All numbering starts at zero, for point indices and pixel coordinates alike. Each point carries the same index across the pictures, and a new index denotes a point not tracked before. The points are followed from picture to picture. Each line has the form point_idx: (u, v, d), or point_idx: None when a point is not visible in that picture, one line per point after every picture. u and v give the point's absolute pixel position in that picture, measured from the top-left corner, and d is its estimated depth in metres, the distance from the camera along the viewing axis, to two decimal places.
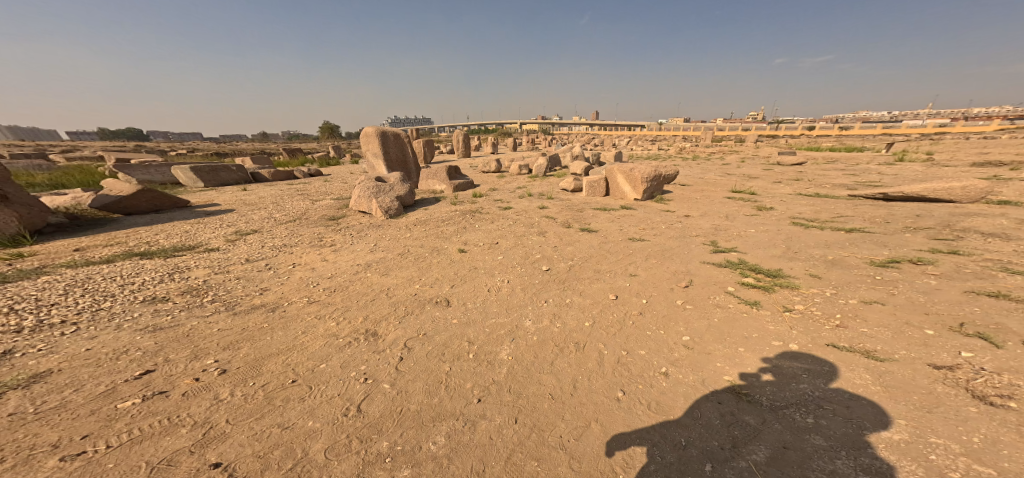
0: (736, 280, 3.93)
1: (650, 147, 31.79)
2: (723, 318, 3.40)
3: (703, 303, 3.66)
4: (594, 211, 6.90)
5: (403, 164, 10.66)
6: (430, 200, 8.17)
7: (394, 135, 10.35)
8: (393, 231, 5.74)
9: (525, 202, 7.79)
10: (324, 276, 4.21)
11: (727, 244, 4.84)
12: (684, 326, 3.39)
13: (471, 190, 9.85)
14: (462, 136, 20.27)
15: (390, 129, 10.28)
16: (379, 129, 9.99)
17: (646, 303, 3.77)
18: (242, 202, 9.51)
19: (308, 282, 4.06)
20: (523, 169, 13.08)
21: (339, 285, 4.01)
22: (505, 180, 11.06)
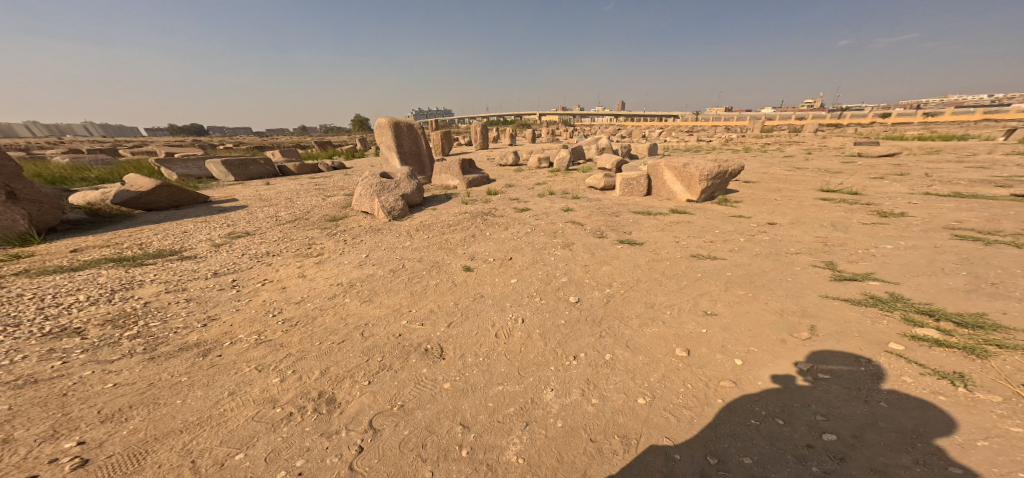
0: (896, 331, 2.46)
1: (690, 137, 29.03)
2: (907, 404, 1.95)
3: (848, 370, 2.25)
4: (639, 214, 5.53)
5: (417, 156, 10.01)
6: (443, 199, 7.19)
7: (410, 126, 9.70)
8: (392, 238, 4.80)
9: (552, 202, 6.55)
10: (289, 299, 3.36)
11: (856, 267, 3.31)
12: (827, 409, 2.00)
13: (487, 185, 8.82)
14: (484, 128, 19.26)
15: (405, 120, 9.62)
16: (394, 120, 9.35)
17: (741, 365, 2.42)
18: (258, 198, 9.10)
19: (269, 311, 3.20)
20: (544, 162, 11.78)
21: (302, 316, 3.15)
22: (529, 175, 9.81)
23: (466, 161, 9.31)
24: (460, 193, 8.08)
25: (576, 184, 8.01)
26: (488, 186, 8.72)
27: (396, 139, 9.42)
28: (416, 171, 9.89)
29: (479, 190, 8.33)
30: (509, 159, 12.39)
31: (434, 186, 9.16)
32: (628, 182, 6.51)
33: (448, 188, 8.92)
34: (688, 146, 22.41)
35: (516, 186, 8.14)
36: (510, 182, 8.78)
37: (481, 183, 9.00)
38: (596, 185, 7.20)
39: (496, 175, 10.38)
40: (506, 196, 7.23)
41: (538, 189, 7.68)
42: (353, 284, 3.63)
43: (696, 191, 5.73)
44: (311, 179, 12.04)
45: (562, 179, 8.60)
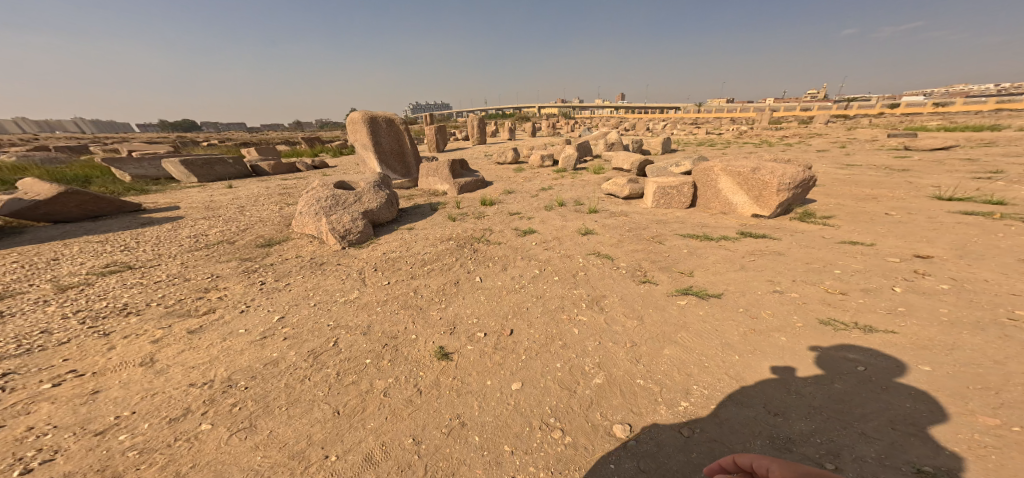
0: None
1: (698, 130, 27.38)
2: None
3: None
4: (690, 237, 3.98)
5: (399, 156, 8.33)
6: (423, 211, 5.63)
7: (390, 120, 8.01)
8: (334, 286, 3.32)
9: (565, 218, 4.97)
10: (87, 424, 1.89)
11: None
12: None
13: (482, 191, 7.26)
14: (479, 121, 17.50)
15: (385, 114, 7.93)
16: (370, 113, 7.66)
17: None
18: (200, 207, 7.43)
19: (23, 460, 1.69)
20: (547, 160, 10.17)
21: (89, 467, 1.69)
22: (532, 177, 8.16)
23: (456, 161, 7.69)
24: (448, 201, 6.50)
25: (592, 189, 6.41)
26: (482, 192, 7.12)
27: (372, 137, 7.73)
28: (398, 174, 8.23)
29: (471, 197, 6.72)
30: (508, 156, 10.72)
31: (418, 192, 7.55)
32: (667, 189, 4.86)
33: (434, 194, 7.31)
34: (702, 139, 20.61)
35: (517, 193, 6.55)
36: (510, 187, 7.18)
37: (474, 189, 7.41)
38: (620, 191, 5.60)
39: (493, 176, 8.76)
40: (505, 206, 5.65)
41: (545, 197, 6.10)
42: (231, 389, 2.19)
43: (770, 204, 4.10)
44: (279, 181, 10.37)
45: (572, 182, 7.00)
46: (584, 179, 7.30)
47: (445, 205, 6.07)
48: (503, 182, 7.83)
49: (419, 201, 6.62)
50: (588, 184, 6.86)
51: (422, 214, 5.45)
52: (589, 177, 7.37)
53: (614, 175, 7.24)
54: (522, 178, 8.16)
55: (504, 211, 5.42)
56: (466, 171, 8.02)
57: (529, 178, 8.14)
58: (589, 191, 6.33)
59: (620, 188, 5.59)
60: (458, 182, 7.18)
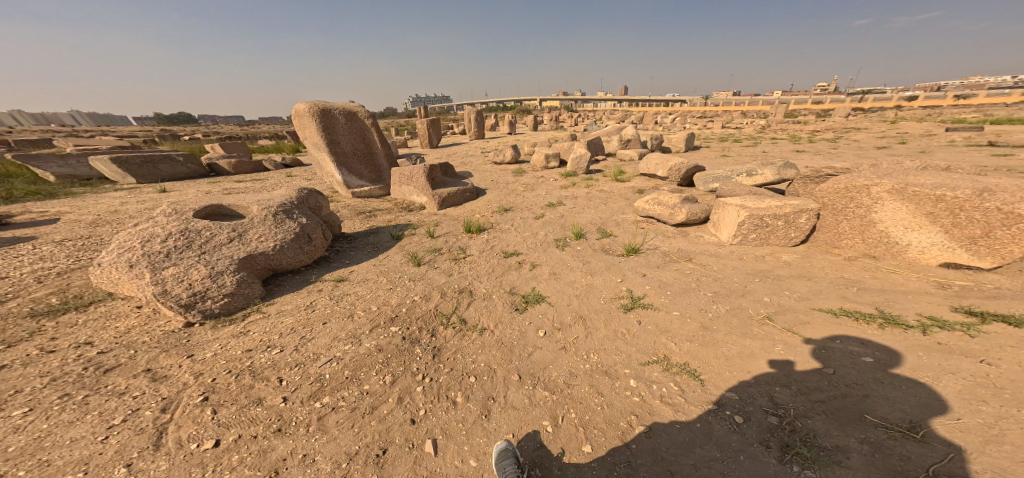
0: None
1: (712, 124, 25.36)
2: None
3: None
4: (840, 323, 2.12)
5: (367, 159, 6.32)
6: (375, 244, 3.79)
7: (350, 113, 5.96)
8: (72, 452, 1.54)
9: (590, 264, 3.13)
10: None
11: None
12: None
13: (470, 205, 5.36)
14: (478, 113, 15.50)
15: (342, 104, 5.89)
16: (321, 103, 5.60)
17: None
18: (84, 217, 5.41)
19: None
20: (556, 158, 8.21)
21: None
22: (538, 184, 6.24)
23: (436, 164, 5.77)
24: (420, 223, 4.62)
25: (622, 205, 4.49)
26: (470, 208, 5.23)
27: (327, 134, 5.67)
28: (367, 182, 6.23)
29: (452, 217, 4.83)
30: (508, 155, 8.74)
31: (385, 205, 5.65)
32: (769, 217, 2.89)
33: (406, 209, 5.41)
34: (726, 134, 18.53)
35: (515, 211, 4.65)
36: (507, 201, 5.28)
37: (461, 203, 5.50)
38: (671, 212, 3.62)
39: (487, 182, 6.83)
40: (498, 238, 3.77)
41: (557, 219, 4.20)
42: None
43: (1013, 251, 2.19)
44: (229, 183, 8.45)
45: (592, 194, 5.09)
46: (608, 187, 5.36)
47: (412, 231, 4.18)
48: (499, 193, 5.92)
49: (381, 221, 4.73)
50: (614, 196, 4.91)
51: (371, 251, 3.62)
52: (614, 186, 5.44)
53: (649, 182, 5.30)
54: (524, 186, 6.23)
55: (496, 247, 3.56)
56: (452, 175, 6.08)
57: (531, 185, 6.22)
58: (618, 208, 4.42)
59: (672, 210, 3.62)
60: (439, 194, 5.28)
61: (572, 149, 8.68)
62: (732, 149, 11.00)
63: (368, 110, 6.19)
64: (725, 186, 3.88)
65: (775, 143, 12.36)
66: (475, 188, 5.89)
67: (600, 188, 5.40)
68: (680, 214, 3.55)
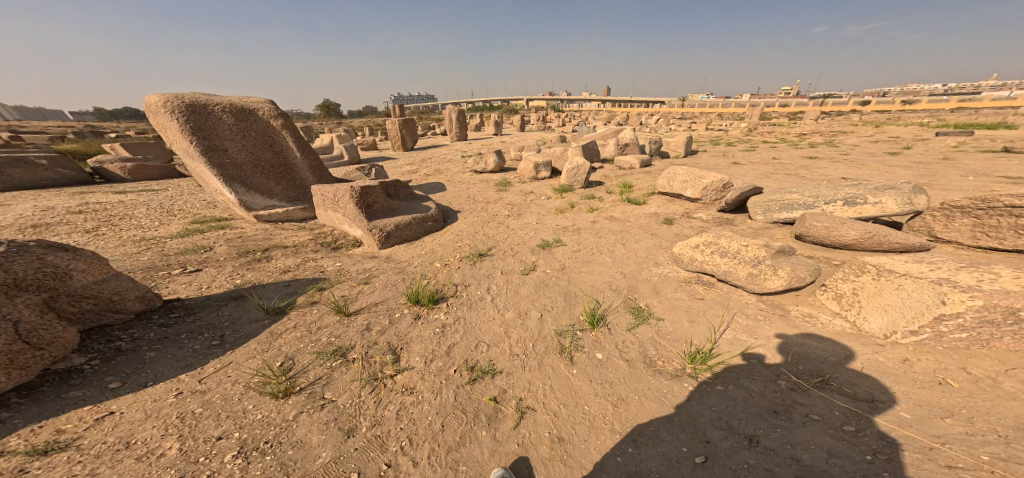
0: None
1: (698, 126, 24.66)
2: None
3: None
4: None
5: (282, 174, 4.43)
6: (211, 333, 2.23)
7: (248, 110, 4.06)
8: None
9: (629, 409, 1.74)
10: None
11: None
12: None
13: (428, 243, 3.74)
14: (456, 113, 13.60)
15: (235, 97, 3.98)
16: (194, 95, 3.68)
17: None
18: None
19: None
20: (547, 168, 6.65)
21: None
22: (525, 206, 4.67)
23: (386, 180, 4.03)
24: (338, 278, 2.98)
25: (647, 249, 3.07)
26: (428, 247, 3.61)
27: (207, 141, 3.76)
28: (283, 206, 4.35)
29: (396, 267, 3.23)
30: (491, 162, 7.08)
31: (299, 238, 3.88)
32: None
33: (325, 245, 3.70)
34: (715, 136, 17.70)
35: (490, 261, 3.14)
36: (482, 236, 3.72)
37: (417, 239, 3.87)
38: (751, 276, 2.26)
39: (456, 200, 5.21)
40: (455, 331, 2.31)
41: (552, 279, 2.74)
42: None
43: None
44: (100, 196, 6.24)
45: (598, 228, 3.67)
46: (617, 215, 3.95)
47: (314, 303, 2.60)
48: (470, 218, 4.33)
49: (274, 274, 3.01)
50: (631, 231, 3.49)
51: (199, 351, 2.08)
52: (627, 211, 4.02)
53: (676, 206, 3.89)
54: (505, 208, 4.68)
55: (455, 354, 2.14)
56: (410, 192, 4.31)
57: (512, 207, 4.68)
58: (643, 253, 3.01)
59: (757, 270, 2.24)
60: (381, 225, 3.56)
61: (564, 157, 7.19)
62: (738, 155, 9.90)
63: (281, 107, 4.30)
64: (817, 224, 2.44)
65: (783, 148, 11.32)
66: (440, 213, 4.23)
67: (608, 216, 3.97)
68: (783, 275, 2.15)
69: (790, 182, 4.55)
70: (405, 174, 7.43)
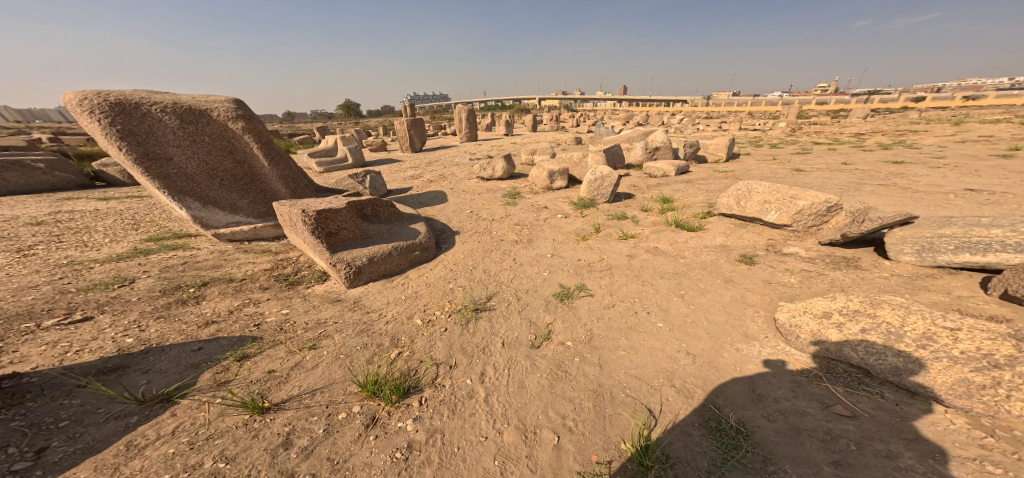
0: None
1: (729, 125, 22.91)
2: None
3: None
4: None
5: (247, 186, 3.66)
6: (23, 444, 1.43)
7: (201, 108, 3.28)
8: None
9: None
10: None
11: None
12: None
13: (414, 282, 2.98)
14: (468, 112, 12.73)
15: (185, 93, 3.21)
16: (127, 93, 2.91)
17: None
18: None
19: None
20: (565, 176, 5.71)
21: None
22: (540, 230, 3.80)
23: (366, 198, 3.21)
24: (277, 339, 2.27)
25: (717, 314, 2.22)
26: (410, 291, 2.87)
27: (144, 147, 3.00)
28: (245, 225, 3.57)
29: (360, 322, 2.52)
30: (500, 168, 6.18)
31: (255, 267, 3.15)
32: None
33: (280, 279, 2.96)
34: (752, 137, 16.09)
35: (486, 321, 2.45)
36: (487, 278, 2.93)
37: (406, 277, 3.07)
38: (977, 387, 1.48)
39: (461, 216, 4.40)
40: (422, 468, 1.55)
41: (574, 368, 2.00)
42: None
43: None
44: (80, 203, 5.72)
45: (651, 268, 2.76)
46: (671, 245, 3.02)
47: (222, 386, 1.87)
48: (473, 246, 3.51)
49: (193, 327, 2.21)
50: (690, 276, 2.59)
51: None
52: (680, 239, 3.07)
53: (750, 235, 2.92)
54: (517, 231, 3.85)
55: None
56: (397, 211, 3.49)
57: (527, 231, 3.84)
58: (710, 323, 2.17)
59: (1001, 380, 1.46)
60: (352, 259, 2.82)
61: (583, 163, 6.21)
62: (786, 158, 8.58)
63: (246, 106, 3.52)
64: None
65: (839, 149, 9.85)
66: (433, 239, 3.45)
67: (653, 248, 3.04)
68: None
69: (889, 201, 3.46)
70: (406, 179, 6.64)
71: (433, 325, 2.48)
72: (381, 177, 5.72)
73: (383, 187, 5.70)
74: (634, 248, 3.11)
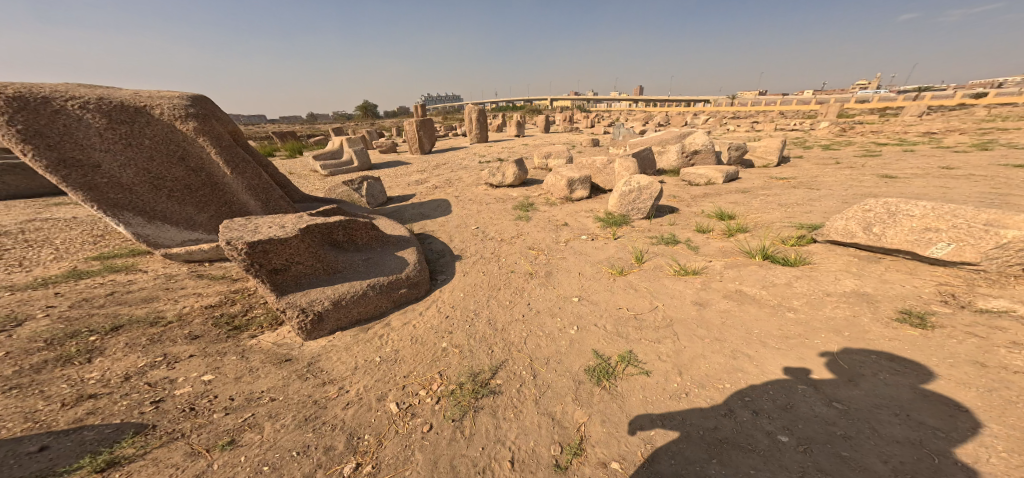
0: None
1: (758, 124, 21.36)
2: None
3: None
4: None
5: (205, 198, 2.95)
6: None
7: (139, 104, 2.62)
8: None
9: None
10: None
11: None
12: None
13: (395, 336, 2.34)
14: (477, 113, 11.96)
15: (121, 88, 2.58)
16: (36, 86, 2.29)
17: None
18: None
19: None
20: (587, 183, 4.84)
21: None
22: (563, 264, 3.05)
23: (336, 217, 2.43)
24: (168, 429, 1.60)
25: (871, 435, 1.39)
26: (391, 350, 2.23)
27: (60, 152, 2.36)
28: (202, 244, 2.91)
29: (308, 404, 1.84)
30: (511, 174, 5.34)
31: (199, 300, 2.48)
32: None
33: (220, 323, 2.30)
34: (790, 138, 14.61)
35: (489, 416, 1.75)
36: (495, 336, 2.27)
37: (392, 329, 2.40)
38: None
39: (469, 236, 3.69)
40: None
41: None
42: None
43: None
44: (59, 209, 5.25)
45: (742, 332, 2.02)
46: (767, 292, 2.27)
47: None
48: (480, 282, 2.80)
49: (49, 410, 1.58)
50: (799, 358, 1.79)
51: None
52: (773, 286, 2.29)
53: (904, 280, 2.12)
54: (534, 262, 3.11)
55: None
56: (380, 232, 2.72)
57: (546, 262, 3.10)
58: (861, 453, 1.34)
59: None
60: (309, 303, 2.12)
61: (608, 169, 5.35)
62: (848, 161, 7.36)
63: (201, 101, 2.84)
64: None
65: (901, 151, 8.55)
66: (426, 271, 2.71)
67: (733, 297, 2.30)
68: None
69: None
70: (410, 185, 5.95)
71: (411, 417, 1.78)
72: (379, 183, 5.05)
73: (381, 194, 5.01)
74: (707, 294, 2.40)
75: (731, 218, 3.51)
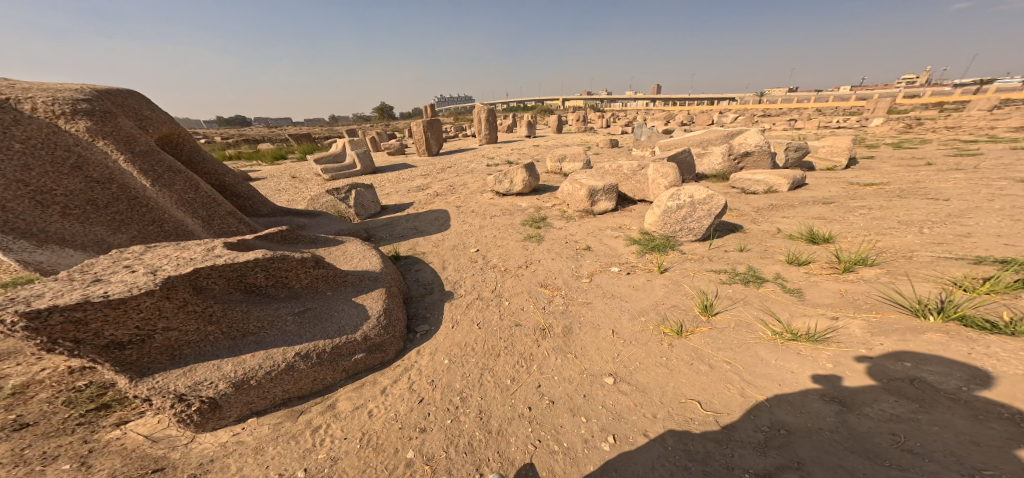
0: None
1: (796, 122, 19.60)
2: None
3: None
4: None
5: (122, 218, 2.08)
6: None
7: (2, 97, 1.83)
8: None
9: None
10: None
11: None
12: None
13: (338, 427, 1.59)
14: (489, 113, 11.18)
15: None
16: None
17: None
18: None
19: None
20: (614, 193, 3.94)
21: None
22: (591, 317, 2.22)
23: (251, 255, 1.70)
24: None
25: None
26: (327, 457, 1.46)
27: None
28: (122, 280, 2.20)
29: None
30: (520, 181, 4.51)
31: (68, 358, 1.80)
32: None
33: (81, 402, 1.59)
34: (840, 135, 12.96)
35: None
36: (488, 446, 1.49)
37: (337, 418, 1.64)
38: None
39: (468, 266, 2.94)
40: None
41: None
42: None
43: None
44: None
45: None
46: (980, 390, 1.28)
47: None
48: (472, 342, 2.12)
49: None
50: None
51: None
52: (987, 380, 1.29)
53: None
54: (548, 310, 2.32)
55: None
56: (329, 270, 2.03)
57: (567, 310, 2.30)
58: None
59: None
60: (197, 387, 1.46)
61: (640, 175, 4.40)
62: (943, 161, 5.95)
63: (103, 95, 2.08)
64: None
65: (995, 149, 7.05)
66: (395, 325, 2.05)
67: (900, 393, 1.34)
68: None
69: None
70: (410, 193, 5.24)
71: None
72: (372, 192, 4.36)
73: (374, 204, 4.35)
74: (848, 382, 1.45)
75: (828, 241, 2.50)
